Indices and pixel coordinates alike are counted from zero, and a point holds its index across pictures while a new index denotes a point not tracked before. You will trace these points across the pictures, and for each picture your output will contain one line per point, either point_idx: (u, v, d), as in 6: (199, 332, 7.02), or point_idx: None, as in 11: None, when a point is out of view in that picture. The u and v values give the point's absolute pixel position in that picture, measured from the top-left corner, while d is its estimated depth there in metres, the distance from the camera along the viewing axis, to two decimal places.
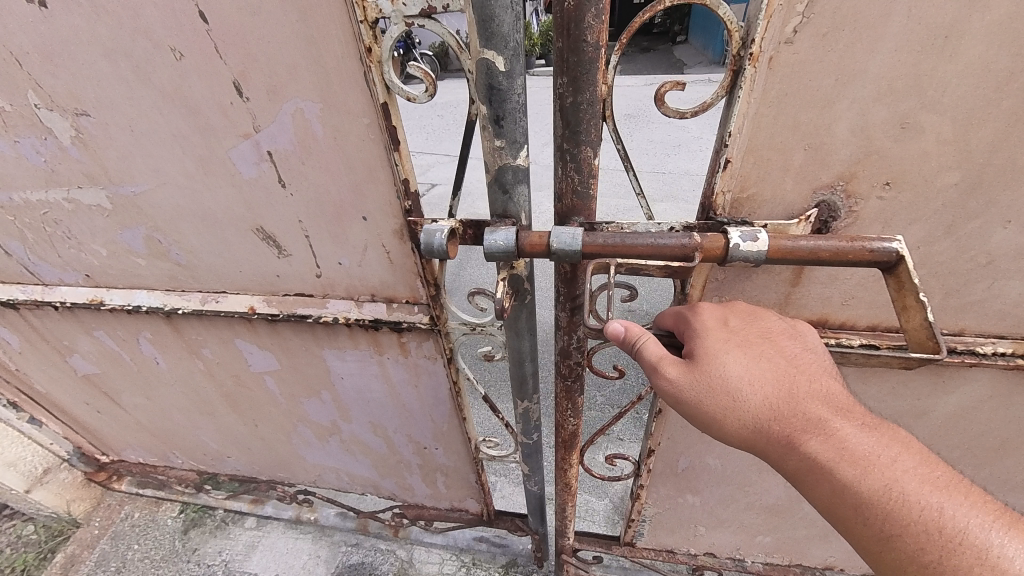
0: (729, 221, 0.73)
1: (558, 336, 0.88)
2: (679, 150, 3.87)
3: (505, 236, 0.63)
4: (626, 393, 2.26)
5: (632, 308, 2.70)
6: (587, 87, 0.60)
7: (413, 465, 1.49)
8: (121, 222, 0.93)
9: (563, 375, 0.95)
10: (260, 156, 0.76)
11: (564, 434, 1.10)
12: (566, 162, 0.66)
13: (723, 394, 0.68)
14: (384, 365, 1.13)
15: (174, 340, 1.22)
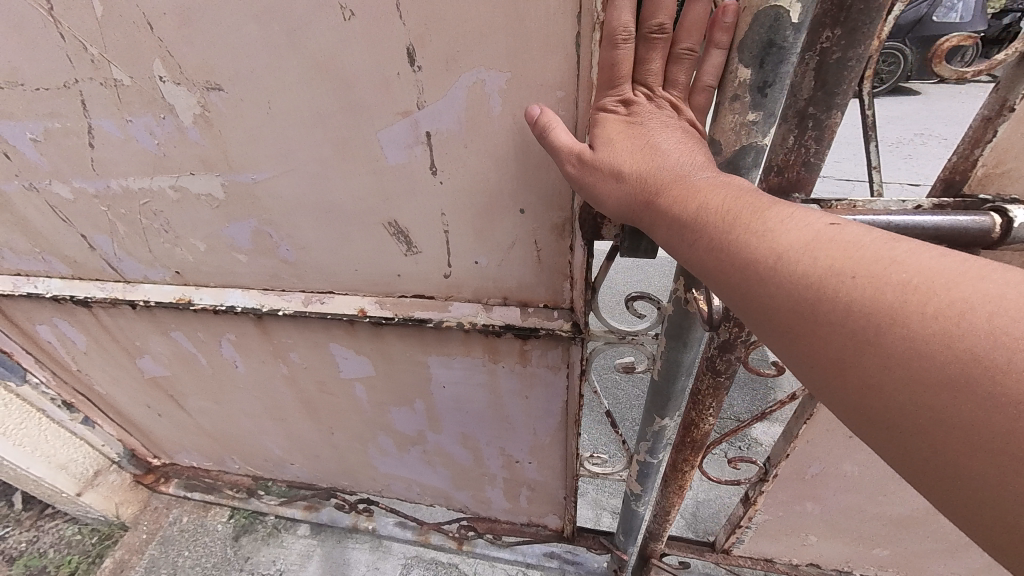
0: (994, 200, 0.60)
1: (720, 327, 0.72)
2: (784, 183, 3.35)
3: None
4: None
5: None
6: (865, 39, 0.43)
7: (498, 479, 1.38)
8: (229, 215, 0.84)
9: (716, 370, 0.78)
10: (415, 138, 0.66)
11: (694, 437, 0.94)
12: (802, 131, 0.49)
13: (718, 216, 0.44)
14: (495, 373, 1.03)
15: (260, 343, 1.13)
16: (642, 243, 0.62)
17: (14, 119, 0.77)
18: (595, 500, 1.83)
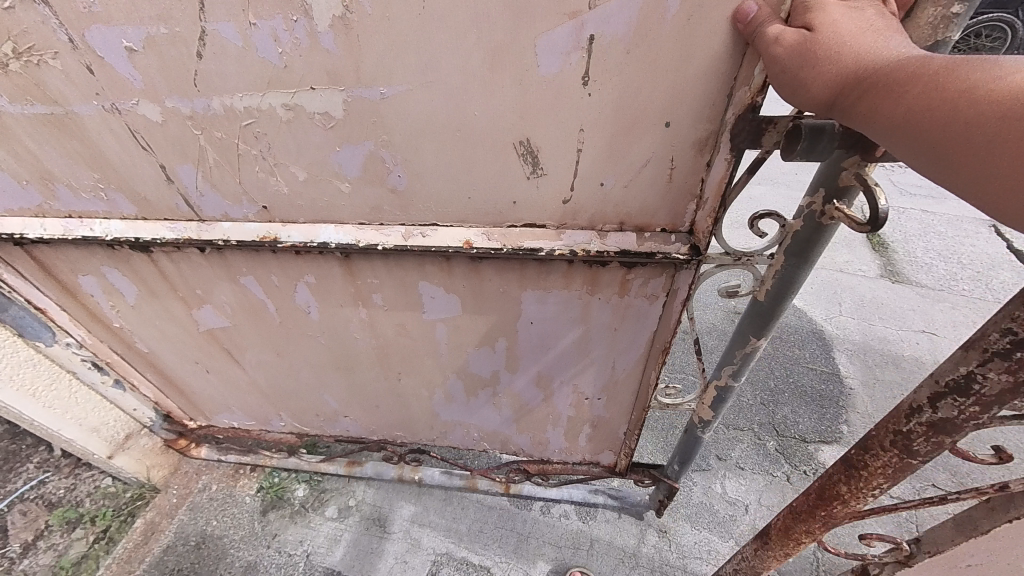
0: None
1: (941, 400, 0.63)
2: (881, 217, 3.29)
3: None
4: (747, 413, 2.16)
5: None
6: None
7: (563, 418, 1.43)
8: (344, 137, 0.80)
9: (908, 446, 0.68)
10: (576, 44, 0.64)
11: (838, 510, 0.82)
12: None
13: (938, 71, 0.50)
14: (589, 307, 1.05)
15: (342, 284, 1.10)
16: (820, 143, 0.67)
17: (111, 23, 0.71)
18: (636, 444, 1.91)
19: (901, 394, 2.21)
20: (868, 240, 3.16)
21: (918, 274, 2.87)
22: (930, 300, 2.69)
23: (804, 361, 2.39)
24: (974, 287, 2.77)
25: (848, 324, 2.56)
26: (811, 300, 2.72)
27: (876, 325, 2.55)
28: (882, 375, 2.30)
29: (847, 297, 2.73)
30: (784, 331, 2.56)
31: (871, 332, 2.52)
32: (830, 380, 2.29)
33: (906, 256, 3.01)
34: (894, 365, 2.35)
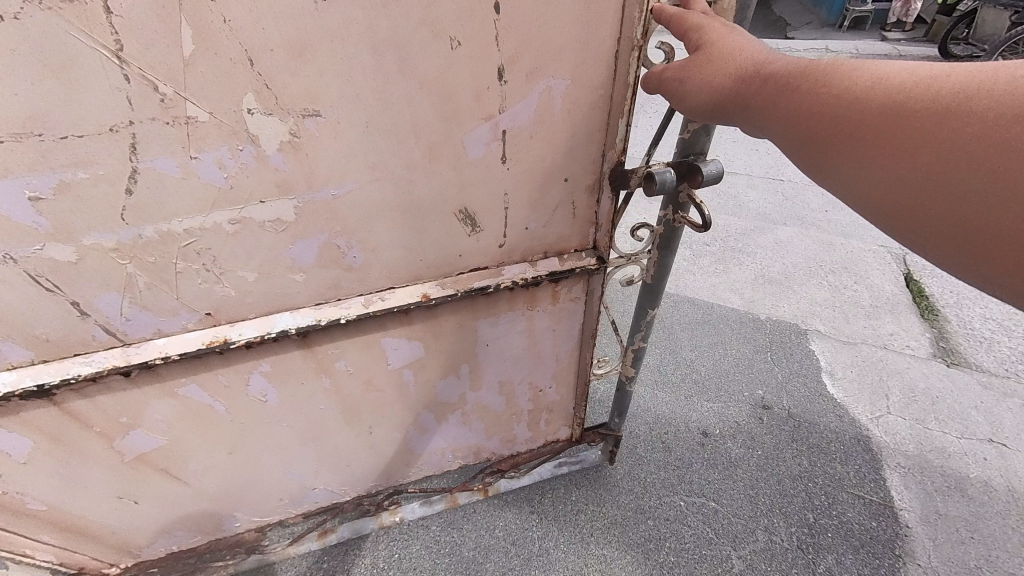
0: None
1: None
2: (915, 270, 2.85)
3: (719, 165, 0.95)
4: (779, 562, 1.64)
5: (773, 412, 2.12)
6: None
7: (525, 413, 1.64)
8: (297, 235, 0.86)
9: None
10: (494, 136, 0.83)
11: None
12: None
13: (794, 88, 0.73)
14: (532, 317, 1.26)
15: (302, 361, 1.12)
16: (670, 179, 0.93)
17: (8, 175, 0.66)
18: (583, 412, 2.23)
19: (969, 538, 1.72)
20: (914, 301, 2.64)
21: (980, 354, 2.36)
22: (999, 394, 2.19)
23: (849, 484, 1.86)
24: None
25: (898, 428, 2.06)
26: (854, 393, 2.20)
27: (931, 427, 2.07)
28: (947, 509, 1.80)
29: (896, 385, 2.22)
30: (824, 436, 2.03)
31: (927, 439, 2.02)
32: (883, 516, 1.76)
33: (964, 327, 2.49)
34: (959, 492, 1.85)
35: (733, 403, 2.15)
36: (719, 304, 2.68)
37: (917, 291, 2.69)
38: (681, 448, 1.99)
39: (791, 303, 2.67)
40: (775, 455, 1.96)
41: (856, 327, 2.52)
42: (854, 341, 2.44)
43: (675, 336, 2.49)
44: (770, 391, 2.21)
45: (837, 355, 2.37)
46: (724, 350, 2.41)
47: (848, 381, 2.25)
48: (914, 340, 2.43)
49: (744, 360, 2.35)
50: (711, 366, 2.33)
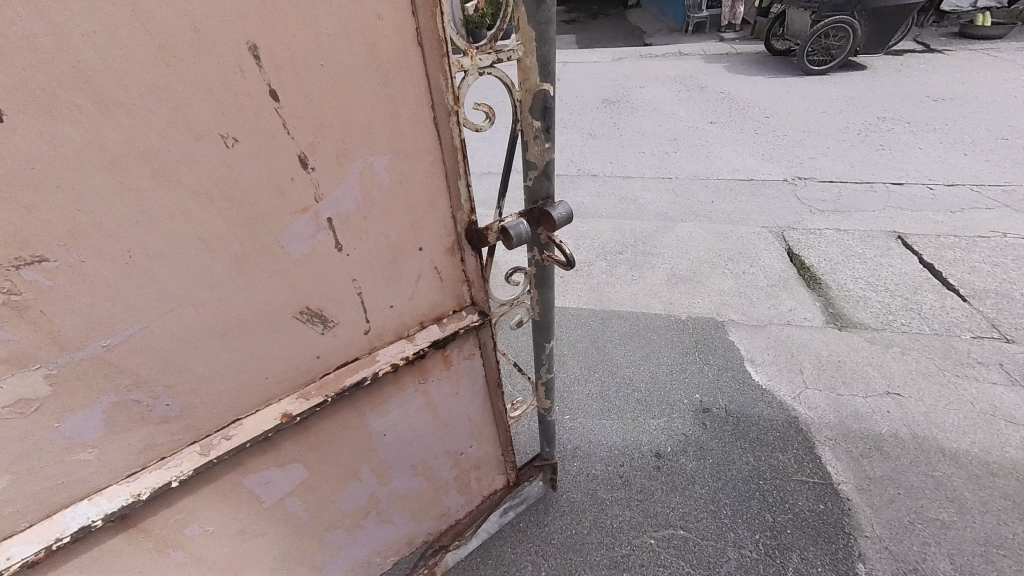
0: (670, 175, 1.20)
1: None
2: (798, 252, 3.95)
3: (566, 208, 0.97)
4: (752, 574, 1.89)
5: (712, 413, 2.55)
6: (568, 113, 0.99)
7: (451, 480, 1.51)
8: (60, 415, 0.77)
9: None
10: (317, 226, 0.86)
11: None
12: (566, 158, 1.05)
13: None
14: (429, 391, 1.17)
15: (135, 543, 0.93)
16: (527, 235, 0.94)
17: None
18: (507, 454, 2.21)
19: (899, 494, 2.12)
20: (801, 274, 3.66)
21: (858, 313, 3.23)
22: (877, 348, 2.92)
23: (793, 471, 2.23)
24: (906, 320, 3.12)
25: (818, 401, 2.58)
26: (774, 375, 2.77)
27: (844, 392, 2.63)
28: (873, 471, 2.22)
29: (805, 356, 2.88)
30: (762, 427, 2.45)
31: (841, 406, 2.55)
32: (829, 498, 2.11)
33: (841, 292, 3.43)
34: (878, 449, 2.32)
35: (676, 416, 2.55)
36: (645, 319, 3.25)
37: (802, 267, 3.73)
38: (642, 475, 2.27)
39: (705, 303, 3.39)
40: (723, 457, 2.32)
41: (759, 311, 3.30)
42: (763, 323, 3.18)
43: (617, 366, 2.89)
44: (706, 394, 2.67)
45: (754, 343, 3.02)
46: (662, 368, 2.85)
47: (769, 364, 2.84)
48: (809, 312, 3.25)
49: (678, 370, 2.83)
50: (650, 384, 2.76)
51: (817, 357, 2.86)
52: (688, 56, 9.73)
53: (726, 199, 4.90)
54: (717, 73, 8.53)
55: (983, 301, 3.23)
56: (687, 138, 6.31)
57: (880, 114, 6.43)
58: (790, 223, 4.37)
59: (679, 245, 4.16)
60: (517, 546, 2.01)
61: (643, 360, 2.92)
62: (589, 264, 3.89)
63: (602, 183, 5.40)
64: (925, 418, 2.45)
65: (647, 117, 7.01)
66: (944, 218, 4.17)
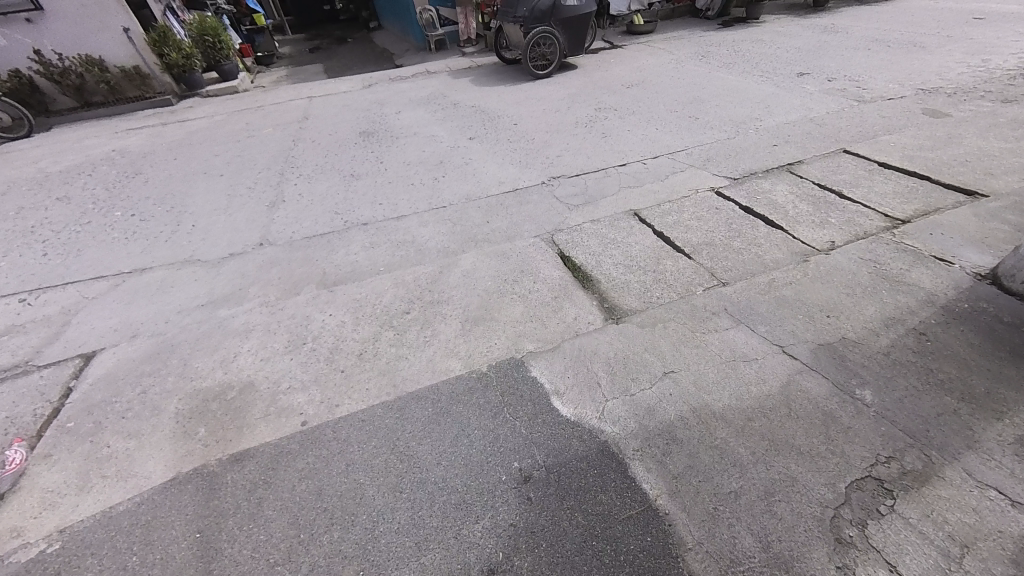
0: None
1: None
2: (569, 254, 4.01)
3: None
4: None
5: (534, 479, 2.30)
6: None
7: None
8: None
9: None
10: None
11: None
12: None
13: None
14: None
15: None
16: None
17: None
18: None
19: (701, 481, 2.21)
20: (574, 274, 3.77)
21: (628, 298, 3.47)
22: (650, 329, 3.14)
23: (617, 511, 2.13)
24: (662, 292, 3.49)
25: (620, 412, 2.58)
26: (580, 400, 2.68)
27: (636, 390, 2.71)
28: (677, 468, 2.28)
29: (599, 366, 2.89)
30: (581, 471, 2.31)
31: (638, 407, 2.61)
32: (652, 524, 2.06)
33: (608, 283, 3.63)
34: (675, 439, 2.42)
35: (499, 503, 2.21)
36: (446, 389, 2.81)
37: (574, 269, 3.80)
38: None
39: (501, 344, 3.11)
40: (554, 534, 2.07)
41: (553, 331, 3.19)
42: (559, 342, 3.10)
43: (424, 469, 2.39)
44: (523, 457, 2.40)
45: (555, 370, 2.89)
46: (473, 446, 2.47)
47: (573, 390, 2.74)
48: (590, 314, 3.33)
49: (490, 440, 2.50)
50: (463, 475, 2.35)
51: (608, 361, 2.91)
52: (435, 75, 9.88)
53: (498, 211, 4.74)
54: (465, 89, 8.85)
55: (701, 253, 3.86)
56: (452, 159, 6.01)
57: (597, 106, 7.57)
58: (558, 225, 4.45)
59: (466, 281, 3.72)
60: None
61: (452, 446, 2.49)
62: (373, 338, 3.26)
63: (372, 222, 4.70)
64: (698, 386, 2.69)
65: (407, 144, 6.51)
66: (660, 187, 4.99)
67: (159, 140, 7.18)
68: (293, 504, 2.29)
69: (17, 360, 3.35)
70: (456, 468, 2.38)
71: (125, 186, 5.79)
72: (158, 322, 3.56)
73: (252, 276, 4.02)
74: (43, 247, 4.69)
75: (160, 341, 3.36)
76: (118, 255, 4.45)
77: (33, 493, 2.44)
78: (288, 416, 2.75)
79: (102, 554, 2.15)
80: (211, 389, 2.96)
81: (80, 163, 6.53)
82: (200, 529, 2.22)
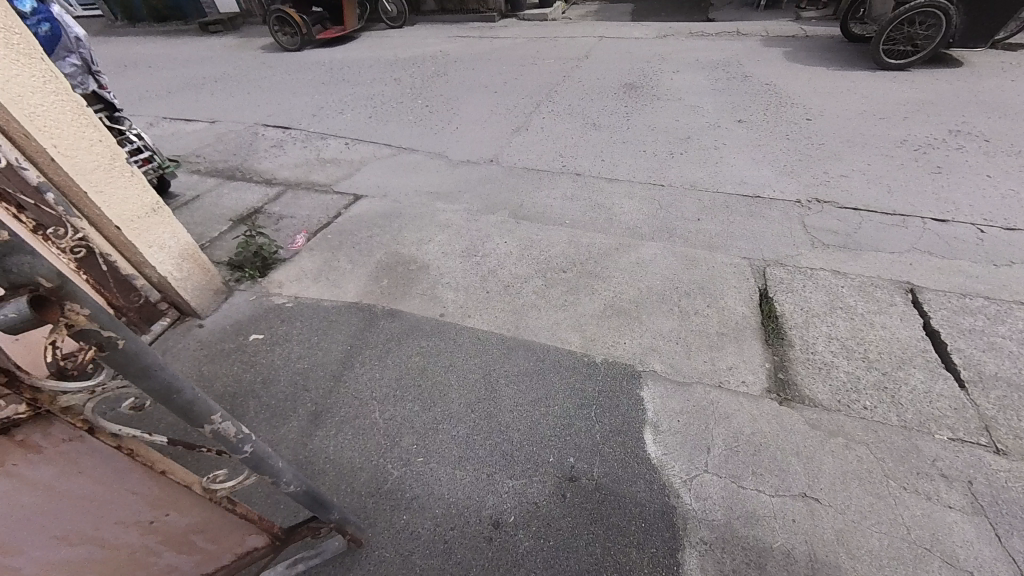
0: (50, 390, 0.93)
1: None
2: (771, 295, 3.21)
3: (14, 307, 0.76)
4: None
5: (579, 483, 2.21)
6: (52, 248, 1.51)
7: (154, 547, 1.40)
8: None
9: None
10: None
11: None
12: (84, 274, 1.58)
13: None
14: (12, 475, 1.03)
15: None
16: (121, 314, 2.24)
17: None
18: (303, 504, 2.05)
19: None
20: (764, 320, 3.01)
21: (817, 383, 2.63)
22: (818, 434, 2.37)
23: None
24: (874, 403, 2.50)
25: (710, 492, 2.15)
26: (673, 451, 2.32)
27: (747, 485, 2.17)
28: None
29: (720, 432, 2.39)
30: (626, 510, 2.10)
31: (736, 501, 2.12)
32: None
33: (801, 353, 2.79)
34: (757, 567, 1.90)
35: (537, 479, 2.23)
36: (554, 355, 2.84)
37: (766, 315, 3.04)
38: (466, 544, 2.02)
39: (629, 347, 2.87)
40: (565, 541, 2.01)
41: (692, 366, 2.74)
42: (690, 381, 2.66)
43: (497, 407, 2.57)
44: (581, 458, 2.31)
45: (667, 404, 2.53)
46: (546, 418, 2.50)
47: (673, 435, 2.38)
48: (750, 374, 2.68)
49: (563, 422, 2.47)
50: (523, 432, 2.44)
51: (734, 434, 2.37)
52: (742, 38, 8.44)
53: (716, 214, 4.06)
54: (769, 62, 7.34)
55: (984, 391, 2.53)
56: (701, 138, 5.28)
57: (952, 127, 5.25)
58: (779, 257, 3.55)
59: (634, 269, 3.46)
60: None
61: (531, 403, 2.58)
62: (524, 278, 3.47)
63: (582, 174, 4.73)
64: (837, 538, 1.97)
65: (663, 108, 6.00)
66: (983, 273, 3.32)
67: (470, 50, 8.58)
68: (404, 366, 2.84)
69: (328, 182, 4.93)
70: (522, 424, 2.48)
71: (434, 82, 7.32)
72: (403, 192, 4.64)
73: (471, 185, 4.69)
74: (372, 112, 6.49)
75: (396, 206, 4.40)
76: (406, 133, 5.84)
77: (297, 266, 3.73)
78: (435, 303, 3.30)
79: (304, 323, 3.19)
80: (403, 256, 3.77)
81: (417, 57, 8.46)
82: (350, 345, 3.01)
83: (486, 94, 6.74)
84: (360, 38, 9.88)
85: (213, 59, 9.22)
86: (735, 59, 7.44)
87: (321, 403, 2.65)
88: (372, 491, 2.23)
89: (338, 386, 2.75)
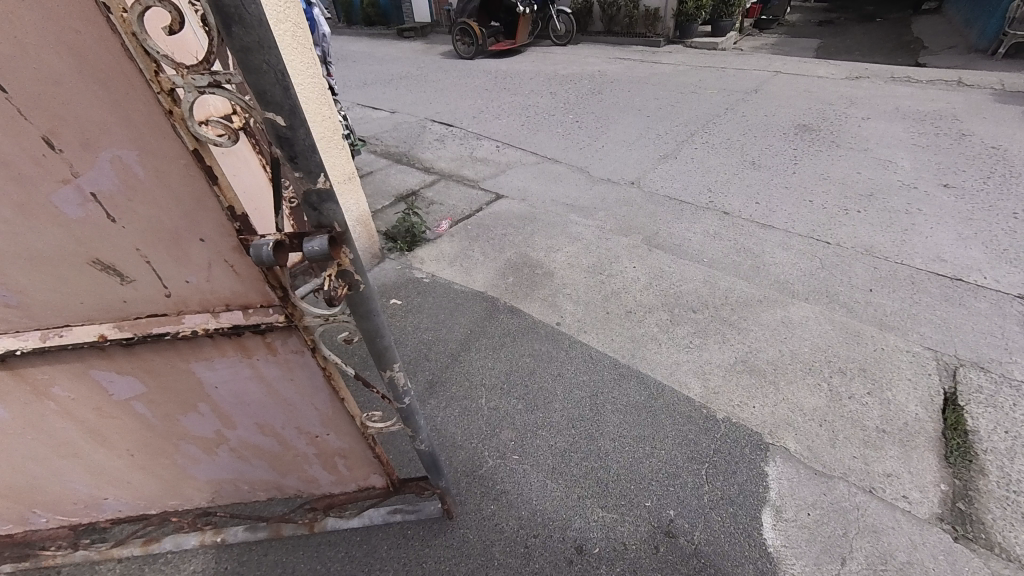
0: (299, 302, 1.25)
1: None
2: (963, 401, 2.57)
3: (321, 241, 1.00)
4: None
5: (675, 542, 2.03)
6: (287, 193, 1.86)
7: (311, 455, 1.77)
8: None
9: None
10: (83, 198, 1.09)
11: None
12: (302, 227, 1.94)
13: (88, 456, 1.64)
14: (256, 365, 1.45)
15: (17, 385, 1.41)
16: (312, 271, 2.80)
17: None
18: (410, 461, 2.24)
19: None
20: (948, 431, 2.43)
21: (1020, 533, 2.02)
22: None
23: None
24: None
25: None
26: (796, 547, 2.00)
27: None
28: None
29: (864, 547, 1.99)
30: None
31: None
32: None
33: (1000, 487, 2.18)
34: None
35: (629, 517, 2.12)
36: (669, 396, 2.66)
37: (953, 425, 2.44)
38: (547, 558, 2.00)
39: (759, 412, 2.56)
40: None
41: (837, 457, 2.33)
42: (831, 473, 2.27)
43: (601, 431, 2.50)
44: (682, 515, 2.12)
45: (797, 491, 2.19)
46: (650, 459, 2.35)
47: (799, 528, 2.06)
48: (916, 490, 2.19)
49: (668, 469, 2.31)
50: (623, 465, 2.33)
51: (881, 555, 1.96)
52: (968, 89, 6.96)
53: (896, 288, 3.41)
54: (1002, 120, 5.93)
55: None
56: (890, 198, 4.49)
57: None
58: (984, 360, 2.83)
59: (780, 328, 3.08)
60: (394, 548, 2.00)
61: (636, 439, 2.46)
62: (648, 308, 3.32)
63: (732, 214, 4.37)
64: None
65: (844, 157, 5.25)
66: None
67: (629, 72, 8.55)
68: (516, 363, 2.94)
69: (475, 178, 5.36)
70: (623, 457, 2.37)
71: (588, 99, 7.47)
72: (541, 199, 4.82)
73: (608, 204, 4.67)
74: (524, 121, 6.87)
75: (533, 211, 4.58)
76: (553, 145, 6.05)
77: (438, 247, 4.12)
78: (554, 311, 3.35)
79: (436, 299, 3.51)
80: (532, 259, 3.91)
81: (575, 74, 8.72)
82: (472, 329, 3.21)
83: (640, 117, 6.64)
84: (526, 52, 10.54)
85: (402, 59, 10.72)
86: (953, 113, 6.16)
87: (438, 375, 2.88)
88: (467, 473, 2.33)
89: (454, 364, 2.95)
